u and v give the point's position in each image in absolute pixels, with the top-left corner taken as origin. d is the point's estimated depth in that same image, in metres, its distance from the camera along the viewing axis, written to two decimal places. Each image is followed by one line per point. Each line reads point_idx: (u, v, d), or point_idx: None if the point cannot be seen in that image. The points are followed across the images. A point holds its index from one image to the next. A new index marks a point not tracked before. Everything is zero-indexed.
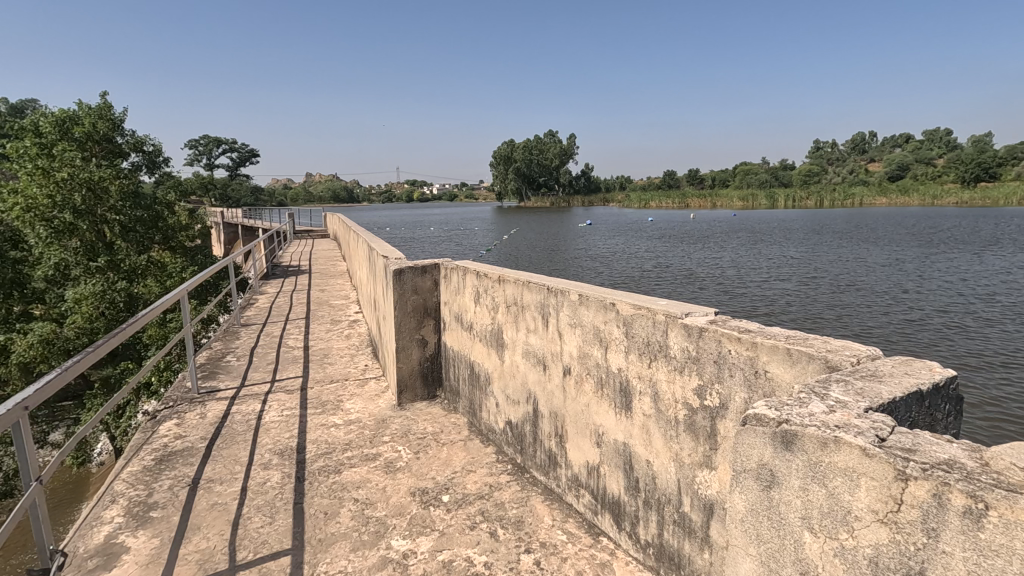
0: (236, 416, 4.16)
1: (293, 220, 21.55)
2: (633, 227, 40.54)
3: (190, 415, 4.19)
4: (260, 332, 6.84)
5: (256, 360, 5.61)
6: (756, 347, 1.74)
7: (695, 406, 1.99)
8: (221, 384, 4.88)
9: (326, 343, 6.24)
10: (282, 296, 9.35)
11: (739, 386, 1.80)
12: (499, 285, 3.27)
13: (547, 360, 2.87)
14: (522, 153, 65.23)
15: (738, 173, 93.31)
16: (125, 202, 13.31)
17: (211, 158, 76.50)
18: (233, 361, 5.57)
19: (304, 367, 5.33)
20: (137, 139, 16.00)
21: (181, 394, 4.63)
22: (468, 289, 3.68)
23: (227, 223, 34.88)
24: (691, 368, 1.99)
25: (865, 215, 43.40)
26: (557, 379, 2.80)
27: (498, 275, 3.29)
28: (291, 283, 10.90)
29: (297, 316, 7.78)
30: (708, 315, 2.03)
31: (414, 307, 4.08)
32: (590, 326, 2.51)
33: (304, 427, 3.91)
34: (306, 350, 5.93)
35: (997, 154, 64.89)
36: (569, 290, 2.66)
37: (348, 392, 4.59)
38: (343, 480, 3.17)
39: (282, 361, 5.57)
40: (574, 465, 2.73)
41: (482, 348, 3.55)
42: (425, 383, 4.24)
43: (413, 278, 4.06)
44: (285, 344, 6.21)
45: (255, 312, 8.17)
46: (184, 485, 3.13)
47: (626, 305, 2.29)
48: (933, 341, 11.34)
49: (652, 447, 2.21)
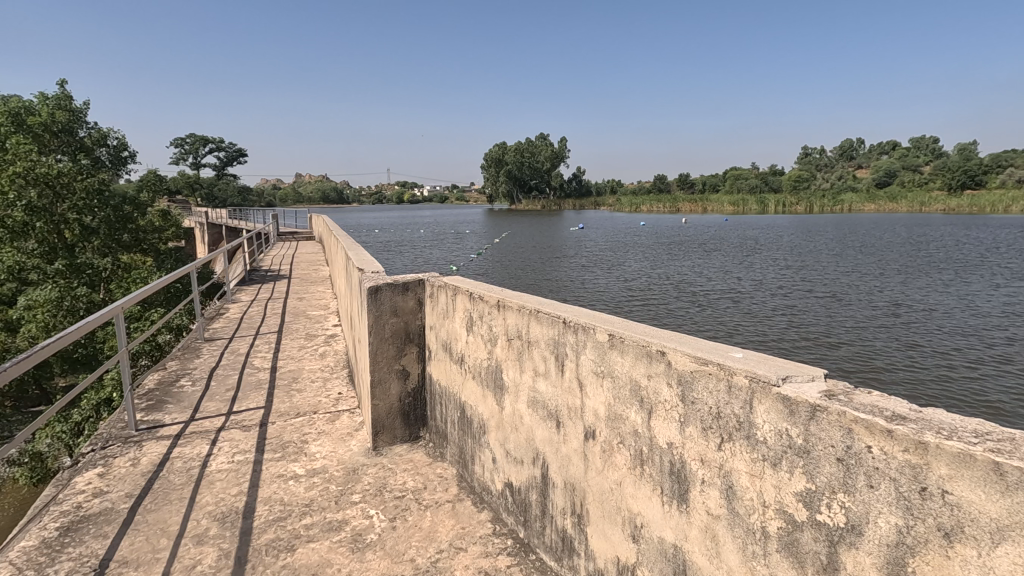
0: (176, 463, 3.42)
1: (277, 221, 20.67)
2: (625, 231, 39.98)
3: (118, 461, 3.43)
4: (224, 349, 6.08)
5: (214, 386, 4.86)
6: (928, 452, 1.08)
7: (800, 522, 1.32)
8: (166, 418, 4.13)
9: (297, 364, 5.49)
10: (255, 306, 8.57)
11: (887, 507, 1.14)
12: (499, 311, 2.59)
13: (562, 416, 2.20)
14: (514, 155, 64.65)
15: (727, 178, 93.59)
16: (88, 200, 12.38)
17: (198, 157, 74.68)
18: (187, 387, 4.82)
19: (269, 395, 4.60)
20: (100, 133, 15.22)
21: (115, 432, 3.87)
22: (459, 314, 3.00)
23: (212, 225, 33.78)
24: (794, 463, 1.32)
25: (855, 220, 43.24)
26: (576, 441, 2.13)
27: (498, 298, 2.62)
28: (267, 289, 10.10)
29: (270, 329, 7.01)
30: (817, 381, 1.37)
31: (393, 332, 3.40)
32: (627, 378, 1.84)
33: (255, 480, 3.18)
34: (274, 373, 5.19)
35: (984, 161, 65.43)
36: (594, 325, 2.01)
37: (315, 429, 3.88)
38: (295, 563, 2.47)
39: (244, 386, 4.83)
40: (597, 558, 2.06)
41: (476, 390, 2.87)
42: (406, 423, 3.54)
43: (392, 297, 3.38)
44: (250, 365, 5.46)
45: (223, 323, 7.41)
46: (86, 573, 2.40)
47: (684, 358, 1.62)
48: (947, 348, 10.76)
49: (722, 563, 1.54)
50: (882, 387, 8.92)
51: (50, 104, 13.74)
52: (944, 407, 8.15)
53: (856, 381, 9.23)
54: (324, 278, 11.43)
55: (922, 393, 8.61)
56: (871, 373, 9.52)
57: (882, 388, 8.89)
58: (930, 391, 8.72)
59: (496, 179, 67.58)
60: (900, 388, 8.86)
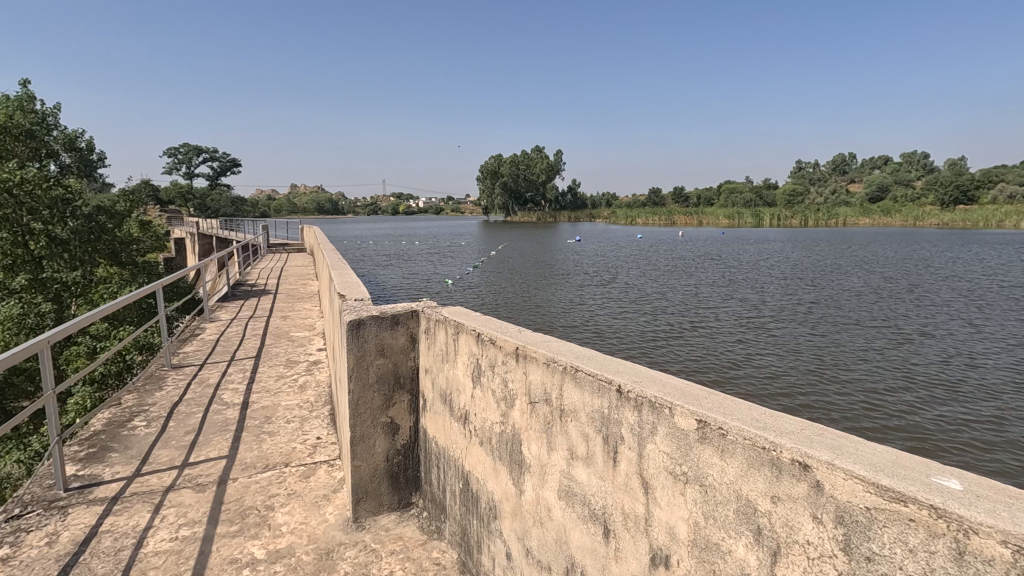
0: (105, 540, 2.72)
1: (265, 234, 19.92)
2: (622, 245, 39.46)
3: (29, 537, 2.71)
4: (191, 379, 5.38)
5: (172, 427, 4.16)
6: None
7: None
8: (107, 473, 3.42)
9: (272, 399, 4.79)
10: (234, 326, 7.86)
11: None
12: (518, 363, 1.95)
13: (613, 523, 1.55)
14: (510, 166, 64.29)
15: (720, 193, 93.71)
16: (53, 209, 11.63)
17: (192, 166, 73.71)
18: (140, 429, 4.12)
19: (235, 440, 3.91)
20: (67, 135, 14.67)
21: (39, 492, 3.16)
22: (463, 360, 2.36)
23: (201, 237, 32.83)
24: None
25: (850, 236, 42.90)
26: (639, 568, 1.46)
27: (516, 345, 1.97)
28: (248, 307, 9.39)
29: (246, 354, 6.31)
30: None
31: (379, 377, 2.75)
32: (729, 492, 1.20)
33: (201, 570, 2.49)
34: (244, 411, 4.49)
35: (974, 177, 65.74)
36: (665, 394, 1.40)
37: (284, 490, 3.19)
38: None
39: (208, 428, 4.14)
40: None
41: (485, 461, 2.21)
42: (394, 488, 2.88)
43: (378, 333, 2.73)
44: (218, 401, 4.76)
45: (195, 346, 6.70)
46: None
47: (851, 484, 0.97)
48: (975, 364, 10.09)
49: None
50: (914, 396, 8.20)
51: (9, 106, 12.96)
52: (986, 419, 7.43)
53: (884, 389, 8.50)
54: (311, 294, 10.72)
55: (958, 405, 7.89)
56: (898, 382, 8.80)
57: (913, 399, 8.16)
58: (966, 402, 8.00)
59: (491, 191, 67.15)
60: (933, 398, 8.16)
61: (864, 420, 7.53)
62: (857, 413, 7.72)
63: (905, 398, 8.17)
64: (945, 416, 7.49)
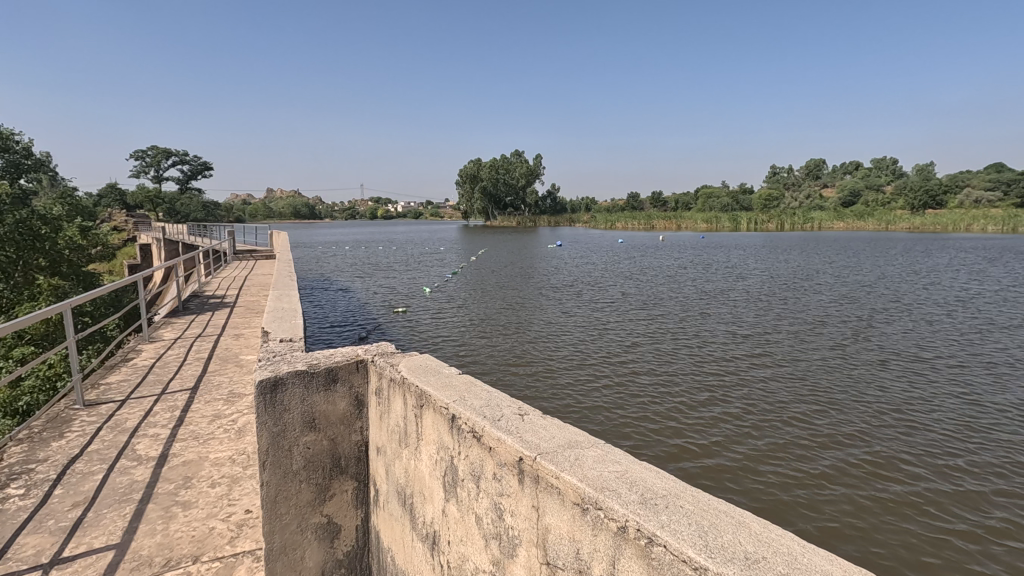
0: None
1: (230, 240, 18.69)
2: (604, 250, 38.76)
3: None
4: (104, 422, 4.37)
5: (58, 497, 3.18)
6: None
7: None
8: None
9: (199, 450, 3.84)
10: (175, 349, 6.78)
11: None
12: (531, 489, 1.16)
13: None
14: (488, 171, 63.27)
15: (698, 197, 93.85)
16: None
17: (161, 168, 71.02)
18: (14, 501, 3.13)
19: (134, 518, 2.97)
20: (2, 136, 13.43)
21: None
22: (430, 451, 1.53)
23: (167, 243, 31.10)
24: None
25: (827, 241, 42.83)
26: None
27: (525, 459, 1.18)
28: (197, 323, 8.32)
29: (181, 386, 5.30)
30: None
31: (308, 460, 1.87)
32: None
33: None
34: (158, 469, 3.54)
35: (943, 183, 66.73)
36: None
37: None
38: None
39: (106, 497, 3.18)
40: None
41: None
42: None
43: (305, 396, 1.85)
44: (129, 454, 3.78)
45: (123, 374, 5.68)
46: None
47: None
48: (983, 377, 9.53)
49: None
50: (928, 419, 7.59)
51: None
52: (1008, 444, 6.85)
53: (895, 411, 7.90)
54: None
55: (976, 428, 7.31)
56: (908, 403, 8.20)
57: (927, 420, 7.57)
58: (983, 424, 7.44)
59: (470, 195, 66.26)
60: (948, 420, 7.58)
61: (880, 444, 6.84)
62: (872, 437, 7.05)
63: (918, 419, 7.57)
64: (967, 442, 6.88)
